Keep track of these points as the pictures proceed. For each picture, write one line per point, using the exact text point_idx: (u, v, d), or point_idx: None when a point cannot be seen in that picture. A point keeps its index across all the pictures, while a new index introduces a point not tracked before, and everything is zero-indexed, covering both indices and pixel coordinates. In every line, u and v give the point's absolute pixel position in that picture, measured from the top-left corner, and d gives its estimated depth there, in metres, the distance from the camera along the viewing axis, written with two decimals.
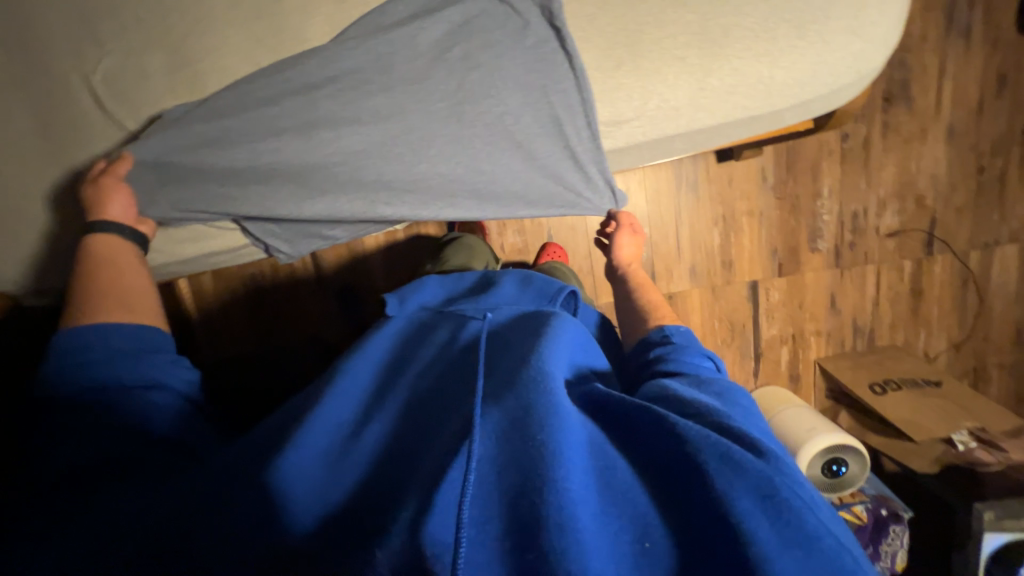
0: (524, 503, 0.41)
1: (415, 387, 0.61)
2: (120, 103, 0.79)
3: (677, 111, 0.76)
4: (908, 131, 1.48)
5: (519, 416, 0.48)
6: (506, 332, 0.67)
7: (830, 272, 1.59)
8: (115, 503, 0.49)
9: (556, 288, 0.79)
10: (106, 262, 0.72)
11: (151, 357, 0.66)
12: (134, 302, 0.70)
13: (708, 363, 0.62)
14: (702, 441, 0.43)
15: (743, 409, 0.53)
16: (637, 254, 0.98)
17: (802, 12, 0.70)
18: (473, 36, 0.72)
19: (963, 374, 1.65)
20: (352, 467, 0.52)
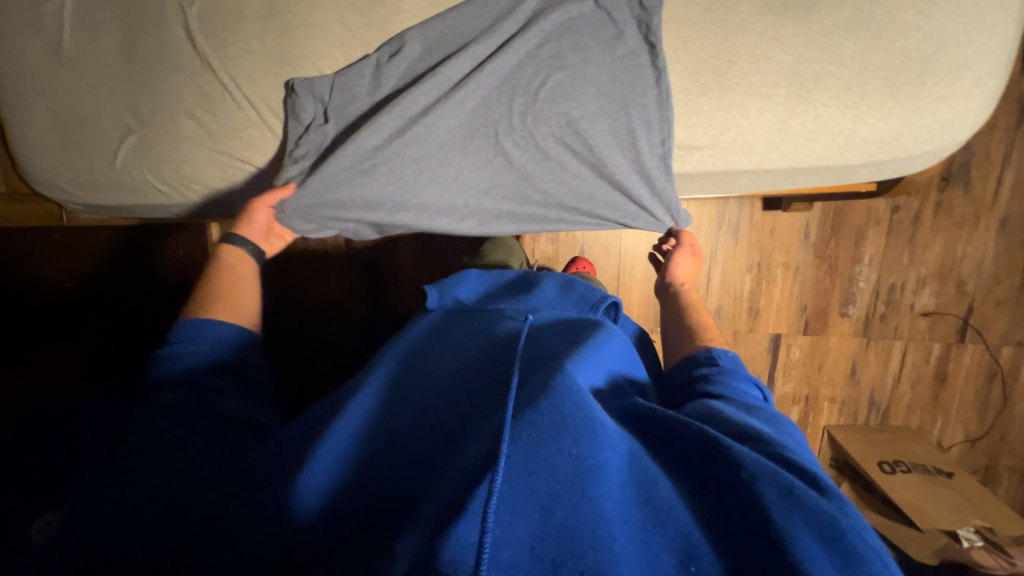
0: (555, 517, 0.41)
1: (453, 372, 0.63)
2: (209, 39, 0.81)
3: (752, 147, 0.75)
4: (961, 214, 1.46)
5: (553, 425, 0.47)
6: (547, 337, 0.68)
7: (856, 339, 1.56)
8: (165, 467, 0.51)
9: (598, 297, 0.82)
10: (228, 270, 0.76)
11: (190, 345, 0.66)
12: (238, 303, 0.73)
13: (754, 391, 0.67)
14: (761, 471, 0.45)
15: (791, 437, 0.57)
16: (692, 276, 0.96)
17: (897, 73, 0.69)
18: (564, 40, 0.73)
19: (973, 470, 1.60)
20: (385, 444, 0.54)
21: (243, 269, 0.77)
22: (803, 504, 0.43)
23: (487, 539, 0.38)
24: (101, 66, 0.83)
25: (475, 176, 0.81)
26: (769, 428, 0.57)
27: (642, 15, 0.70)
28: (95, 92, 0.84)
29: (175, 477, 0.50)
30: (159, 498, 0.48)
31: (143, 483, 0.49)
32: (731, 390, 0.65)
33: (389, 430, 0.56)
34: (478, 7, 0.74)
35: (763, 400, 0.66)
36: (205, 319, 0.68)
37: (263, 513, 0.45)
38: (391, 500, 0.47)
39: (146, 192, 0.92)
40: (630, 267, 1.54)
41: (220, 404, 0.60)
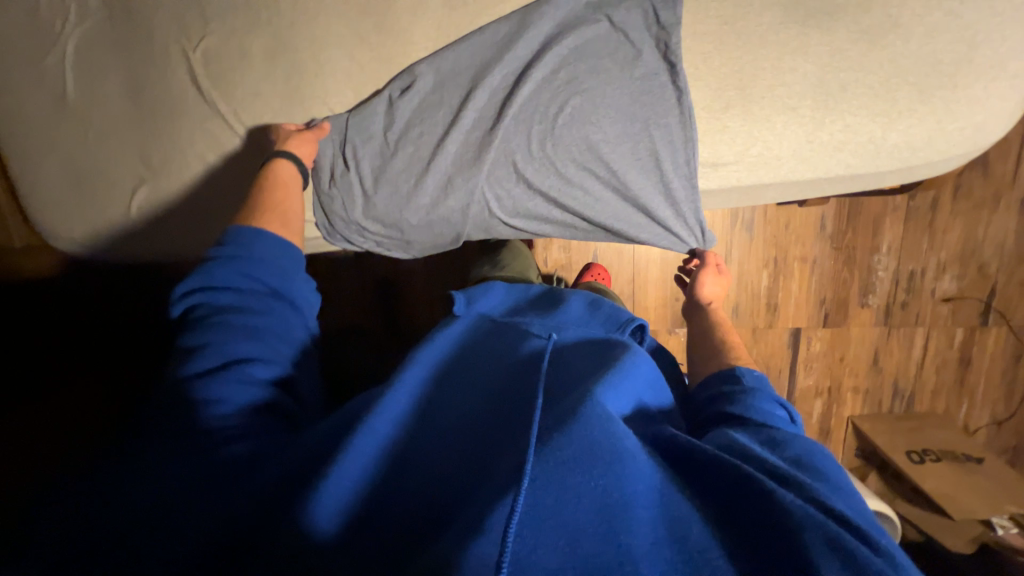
0: (581, 550, 0.38)
1: (484, 391, 0.58)
2: (215, 82, 0.79)
3: (779, 160, 0.74)
4: (980, 196, 1.44)
5: (582, 453, 0.43)
6: (576, 360, 0.63)
7: (877, 329, 1.54)
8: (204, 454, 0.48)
9: (625, 318, 0.77)
10: (279, 186, 0.72)
11: (249, 267, 0.61)
12: (287, 223, 0.69)
13: (780, 412, 0.65)
14: (810, 522, 0.41)
15: (832, 482, 0.51)
16: (721, 296, 0.96)
17: (928, 77, 0.67)
18: (580, 63, 0.71)
19: (1001, 451, 1.59)
20: (420, 459, 0.49)
21: (292, 188, 0.73)
22: (851, 560, 0.38)
23: (507, 558, 0.36)
24: (108, 117, 0.82)
25: (498, 209, 0.81)
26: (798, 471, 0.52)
27: (660, 33, 0.68)
28: (105, 144, 0.83)
29: (202, 466, 0.47)
30: (192, 490, 0.45)
31: (165, 470, 0.47)
32: (754, 412, 0.62)
33: (419, 441, 0.51)
34: (489, 37, 0.73)
35: (788, 421, 0.64)
36: (263, 233, 0.64)
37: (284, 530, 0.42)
38: (424, 516, 0.44)
39: (154, 242, 0.88)
40: (644, 270, 1.52)
41: (251, 382, 0.55)
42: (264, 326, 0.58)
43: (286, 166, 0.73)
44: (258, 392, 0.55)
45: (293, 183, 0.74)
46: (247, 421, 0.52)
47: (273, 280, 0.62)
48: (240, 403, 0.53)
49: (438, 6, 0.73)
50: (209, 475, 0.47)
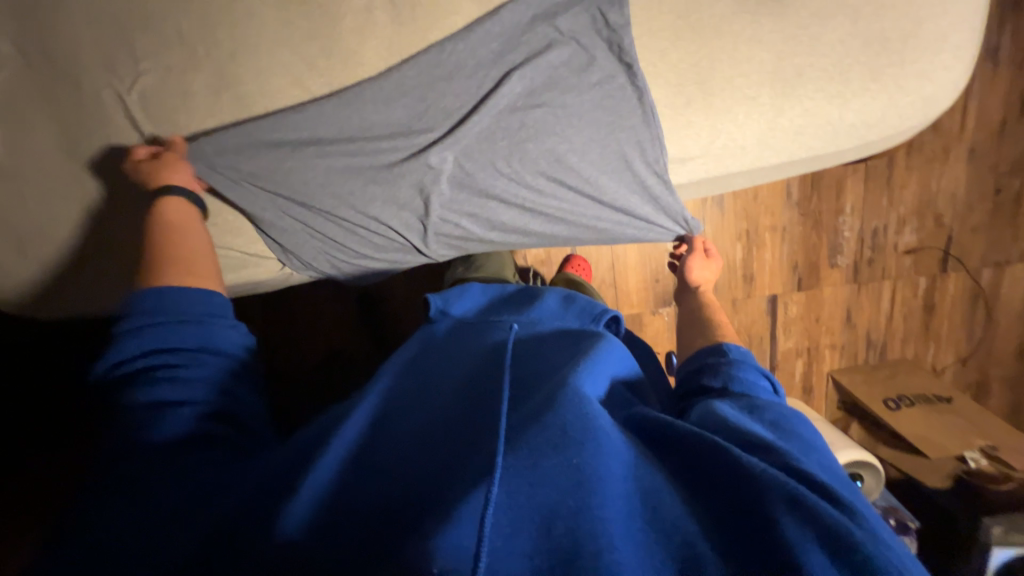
0: (556, 528, 0.37)
1: (452, 394, 0.56)
2: (157, 123, 0.74)
3: (744, 149, 0.75)
4: (932, 150, 1.50)
5: (556, 436, 0.44)
6: (548, 354, 0.61)
7: (848, 287, 1.61)
8: (163, 500, 0.45)
9: (600, 310, 0.74)
10: (173, 225, 0.69)
11: (173, 322, 0.59)
12: (197, 265, 0.67)
13: (762, 382, 0.63)
14: (773, 481, 0.41)
15: (803, 443, 0.50)
16: (711, 281, 0.97)
17: (878, 56, 0.68)
18: (537, 75, 0.70)
19: (968, 386, 1.70)
20: (389, 467, 0.48)
21: (189, 224, 0.70)
22: (812, 516, 0.38)
23: (484, 548, 0.35)
24: (43, 170, 0.76)
25: (472, 224, 0.80)
26: (773, 434, 0.51)
27: (611, 36, 0.67)
28: (43, 199, 0.77)
29: (137, 507, 0.45)
30: (156, 544, 0.42)
31: (123, 526, 0.43)
32: (735, 383, 0.61)
33: (385, 446, 0.50)
34: (445, 63, 0.70)
35: (772, 392, 0.62)
36: (178, 288, 0.62)
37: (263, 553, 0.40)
38: (386, 513, 0.42)
39: (112, 294, 0.82)
40: (623, 256, 1.53)
41: (184, 421, 0.53)
42: (198, 373, 0.57)
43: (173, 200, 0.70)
44: (194, 429, 0.53)
45: (187, 215, 0.71)
46: (192, 454, 0.51)
47: (201, 326, 0.61)
48: (181, 441, 0.52)
49: (386, 22, 0.70)
50: (168, 516, 0.44)
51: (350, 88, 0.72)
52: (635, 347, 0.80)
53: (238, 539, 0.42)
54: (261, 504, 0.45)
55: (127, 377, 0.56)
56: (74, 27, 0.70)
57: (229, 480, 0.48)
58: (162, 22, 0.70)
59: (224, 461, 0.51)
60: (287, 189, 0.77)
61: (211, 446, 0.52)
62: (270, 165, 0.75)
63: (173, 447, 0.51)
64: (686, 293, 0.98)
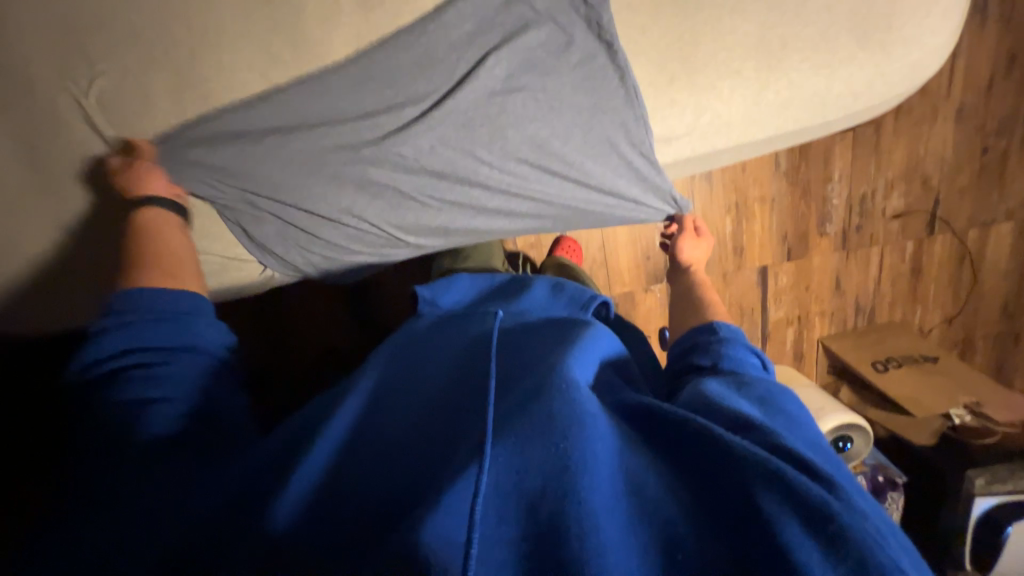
0: (541, 513, 0.38)
1: (438, 389, 0.55)
2: (119, 127, 0.71)
3: (729, 126, 0.73)
4: (920, 112, 1.48)
5: (541, 423, 0.44)
6: (537, 344, 0.59)
7: (837, 254, 1.62)
8: (144, 493, 0.46)
9: (588, 297, 0.74)
10: (153, 235, 0.69)
11: (153, 322, 0.60)
12: (177, 268, 0.68)
13: (754, 359, 0.63)
14: (753, 461, 0.41)
15: (787, 417, 0.51)
16: (702, 260, 0.95)
17: (864, 23, 0.66)
18: (515, 57, 0.67)
19: (954, 346, 1.74)
20: (379, 458, 0.48)
21: (168, 231, 0.71)
22: (792, 493, 0.38)
23: (474, 539, 0.36)
24: (4, 184, 0.72)
25: (454, 215, 0.78)
26: (759, 410, 0.51)
27: (589, 13, 0.65)
28: (6, 211, 0.73)
29: (117, 504, 0.45)
30: (138, 532, 0.42)
31: (102, 517, 0.43)
32: (725, 361, 0.61)
33: (372, 440, 0.50)
34: (421, 52, 0.68)
35: (762, 369, 0.62)
36: (157, 290, 0.63)
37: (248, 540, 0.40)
38: (377, 506, 0.42)
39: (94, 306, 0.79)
40: (613, 235, 1.52)
41: (166, 420, 0.53)
42: (180, 371, 0.58)
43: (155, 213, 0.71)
44: (176, 428, 0.53)
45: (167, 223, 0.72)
46: (174, 451, 0.51)
47: (180, 326, 0.61)
48: (161, 439, 0.51)
49: (353, 8, 0.66)
50: (150, 507, 0.44)
51: (318, 74, 0.69)
52: (626, 332, 0.80)
53: (220, 527, 0.42)
54: (243, 495, 0.45)
55: (108, 375, 0.56)
56: (18, 28, 0.66)
57: (211, 473, 0.48)
58: (113, 18, 0.66)
59: (207, 457, 0.51)
60: (262, 186, 0.74)
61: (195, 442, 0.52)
62: (241, 162, 0.73)
63: (154, 444, 0.51)
64: (677, 273, 0.96)
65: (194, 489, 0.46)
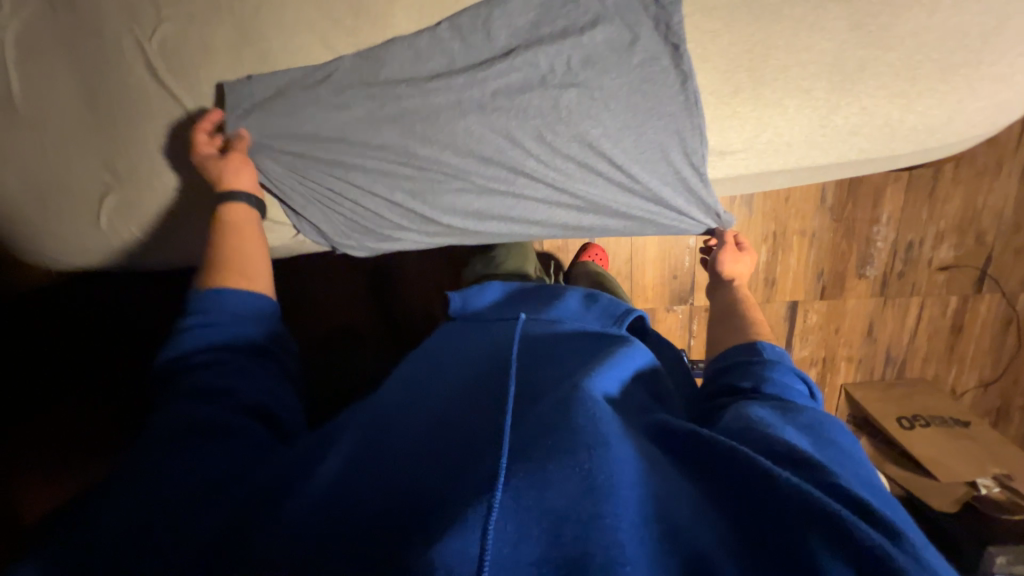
0: (566, 536, 0.35)
1: (456, 384, 0.53)
2: (178, 76, 0.72)
3: (789, 147, 0.70)
4: (984, 163, 1.41)
5: (568, 439, 0.41)
6: (563, 359, 0.56)
7: (873, 300, 1.55)
8: (175, 475, 0.46)
9: (623, 310, 0.70)
10: (231, 229, 0.70)
11: (221, 313, 0.61)
12: (248, 266, 0.67)
13: (800, 386, 0.60)
14: (802, 501, 0.37)
15: (838, 451, 0.48)
16: (745, 274, 0.90)
17: (952, 54, 0.62)
18: (575, 52, 0.65)
19: (988, 412, 1.64)
20: (395, 443, 0.46)
21: (247, 227, 0.71)
22: (849, 542, 0.35)
23: (489, 556, 0.33)
24: (59, 120, 0.73)
25: (496, 206, 0.77)
26: (807, 441, 0.48)
27: (660, 13, 0.63)
28: (60, 147, 0.75)
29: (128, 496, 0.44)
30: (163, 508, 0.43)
31: (136, 494, 0.44)
32: (768, 384, 0.58)
33: (386, 437, 0.47)
34: (483, 43, 0.67)
35: (808, 397, 0.59)
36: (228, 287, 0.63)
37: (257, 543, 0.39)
38: (387, 515, 0.38)
39: (133, 249, 0.83)
40: (642, 249, 1.49)
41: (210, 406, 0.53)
42: (231, 363, 0.58)
43: (239, 207, 0.71)
44: (216, 412, 0.52)
45: (248, 221, 0.71)
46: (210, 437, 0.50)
47: (245, 321, 0.62)
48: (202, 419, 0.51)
49: None
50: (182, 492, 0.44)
51: (374, 48, 0.69)
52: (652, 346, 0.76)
53: (238, 522, 0.41)
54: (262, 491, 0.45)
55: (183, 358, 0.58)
56: None
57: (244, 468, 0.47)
58: None
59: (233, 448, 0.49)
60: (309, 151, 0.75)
61: (216, 436, 0.50)
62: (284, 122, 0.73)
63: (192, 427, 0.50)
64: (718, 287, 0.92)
65: (203, 498, 0.44)
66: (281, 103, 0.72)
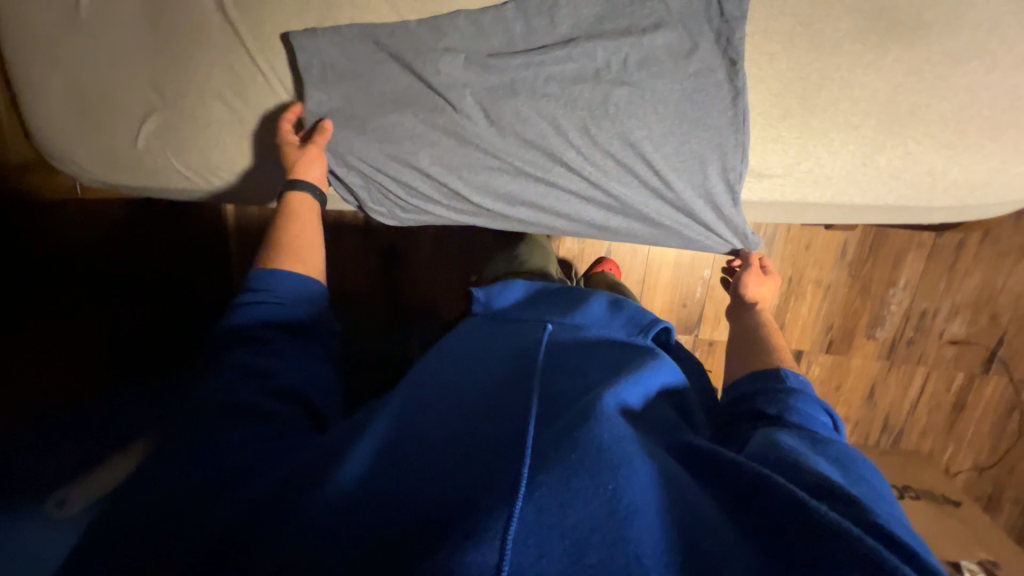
0: (587, 558, 0.37)
1: (484, 388, 0.56)
2: (243, 12, 0.73)
3: (828, 180, 0.70)
4: (1008, 244, 1.41)
5: (589, 456, 0.43)
6: (592, 372, 0.59)
7: (879, 363, 1.53)
8: (222, 455, 0.50)
9: (649, 320, 0.72)
10: (294, 217, 0.73)
11: (272, 298, 0.65)
12: (304, 252, 0.71)
13: (824, 418, 0.60)
14: (842, 538, 0.38)
15: (871, 486, 0.48)
16: (768, 298, 0.90)
17: (1002, 113, 0.63)
18: (633, 52, 0.66)
19: (978, 497, 1.60)
20: (425, 441, 0.50)
21: (308, 218, 0.74)
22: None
23: (507, 564, 0.36)
24: (120, 34, 0.74)
25: (527, 192, 0.77)
26: (838, 473, 0.48)
27: (722, 27, 0.64)
28: (115, 61, 0.76)
29: (177, 473, 0.48)
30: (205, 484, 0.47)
31: (186, 473, 0.48)
32: (791, 414, 0.58)
33: (411, 436, 0.51)
34: (545, 29, 0.68)
35: (832, 429, 0.59)
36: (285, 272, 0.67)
37: (294, 527, 0.43)
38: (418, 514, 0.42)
39: (163, 173, 0.84)
40: (656, 273, 1.48)
41: (255, 391, 0.56)
42: (280, 346, 0.62)
43: (306, 198, 0.75)
44: (262, 398, 0.56)
45: (310, 211, 0.75)
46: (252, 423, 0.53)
47: (290, 304, 0.65)
48: (248, 404, 0.55)
49: None
50: (226, 472, 0.48)
51: (437, 16, 0.71)
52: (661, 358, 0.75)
53: (273, 506, 0.45)
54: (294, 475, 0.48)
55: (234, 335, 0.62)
56: None
57: (281, 454, 0.51)
58: None
59: (272, 434, 0.53)
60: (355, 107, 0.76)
61: (256, 420, 0.54)
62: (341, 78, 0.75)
63: (239, 410, 0.54)
64: (740, 309, 0.91)
65: (242, 479, 0.48)
66: (337, 56, 0.73)
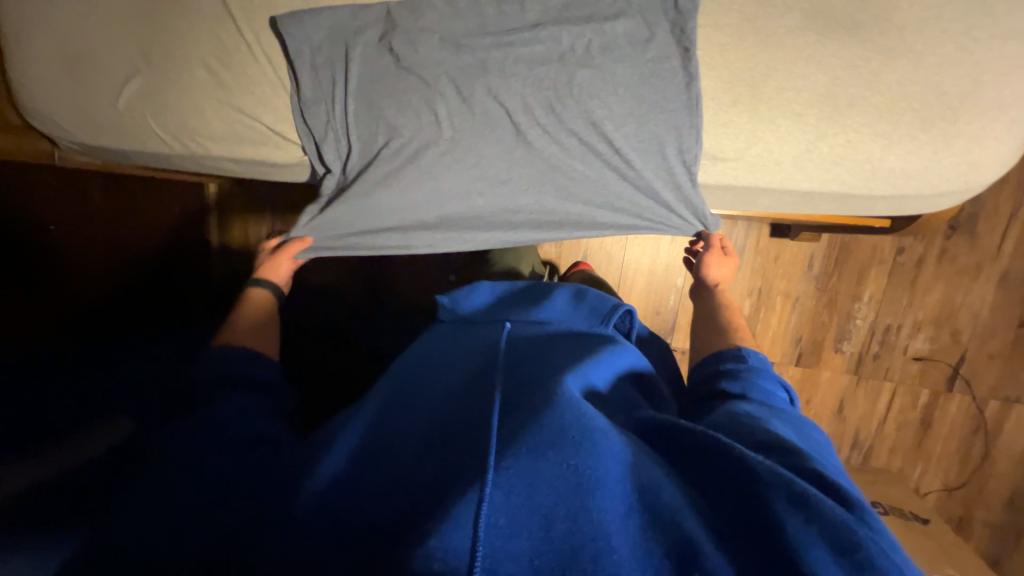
0: (555, 530, 0.38)
1: (451, 389, 0.59)
2: None
3: (777, 165, 0.74)
4: (964, 264, 1.47)
5: (553, 433, 0.43)
6: (553, 357, 0.60)
7: (847, 377, 1.55)
8: (207, 469, 0.54)
9: (610, 306, 0.74)
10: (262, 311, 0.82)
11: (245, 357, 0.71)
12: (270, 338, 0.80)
13: (782, 394, 0.64)
14: (773, 479, 0.41)
15: (816, 443, 0.53)
16: (729, 278, 0.94)
17: (931, 106, 0.68)
18: (596, 37, 0.71)
19: (949, 519, 1.59)
20: (388, 449, 0.53)
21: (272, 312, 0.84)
22: (817, 517, 0.38)
23: (481, 550, 0.37)
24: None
25: (493, 170, 0.80)
26: (792, 433, 0.53)
27: (677, 18, 0.69)
28: (103, 22, 0.78)
29: (167, 488, 0.52)
30: (189, 509, 0.50)
31: (168, 494, 0.51)
32: (754, 391, 0.62)
33: (385, 437, 0.55)
34: (516, 14, 0.73)
35: (789, 405, 0.63)
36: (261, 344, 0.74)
37: (286, 532, 0.47)
38: (385, 528, 0.44)
39: (138, 134, 0.85)
40: (631, 278, 1.51)
41: (238, 419, 0.60)
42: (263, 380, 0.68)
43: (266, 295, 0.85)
44: (243, 429, 0.59)
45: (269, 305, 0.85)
46: (234, 448, 0.57)
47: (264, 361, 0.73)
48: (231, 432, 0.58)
49: None
50: (207, 494, 0.52)
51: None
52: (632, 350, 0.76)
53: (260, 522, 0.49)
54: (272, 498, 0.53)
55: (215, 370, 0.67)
56: None
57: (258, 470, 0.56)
58: None
59: (250, 454, 0.57)
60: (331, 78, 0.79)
61: (232, 447, 0.57)
62: (319, 50, 0.78)
63: (220, 443, 0.56)
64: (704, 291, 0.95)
65: (222, 505, 0.51)
66: (321, 33, 0.77)
